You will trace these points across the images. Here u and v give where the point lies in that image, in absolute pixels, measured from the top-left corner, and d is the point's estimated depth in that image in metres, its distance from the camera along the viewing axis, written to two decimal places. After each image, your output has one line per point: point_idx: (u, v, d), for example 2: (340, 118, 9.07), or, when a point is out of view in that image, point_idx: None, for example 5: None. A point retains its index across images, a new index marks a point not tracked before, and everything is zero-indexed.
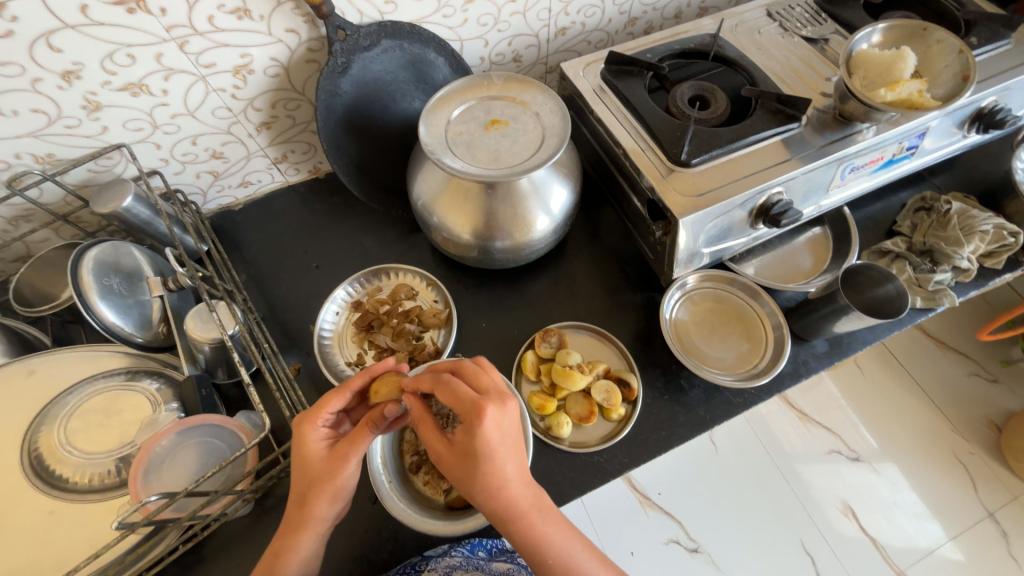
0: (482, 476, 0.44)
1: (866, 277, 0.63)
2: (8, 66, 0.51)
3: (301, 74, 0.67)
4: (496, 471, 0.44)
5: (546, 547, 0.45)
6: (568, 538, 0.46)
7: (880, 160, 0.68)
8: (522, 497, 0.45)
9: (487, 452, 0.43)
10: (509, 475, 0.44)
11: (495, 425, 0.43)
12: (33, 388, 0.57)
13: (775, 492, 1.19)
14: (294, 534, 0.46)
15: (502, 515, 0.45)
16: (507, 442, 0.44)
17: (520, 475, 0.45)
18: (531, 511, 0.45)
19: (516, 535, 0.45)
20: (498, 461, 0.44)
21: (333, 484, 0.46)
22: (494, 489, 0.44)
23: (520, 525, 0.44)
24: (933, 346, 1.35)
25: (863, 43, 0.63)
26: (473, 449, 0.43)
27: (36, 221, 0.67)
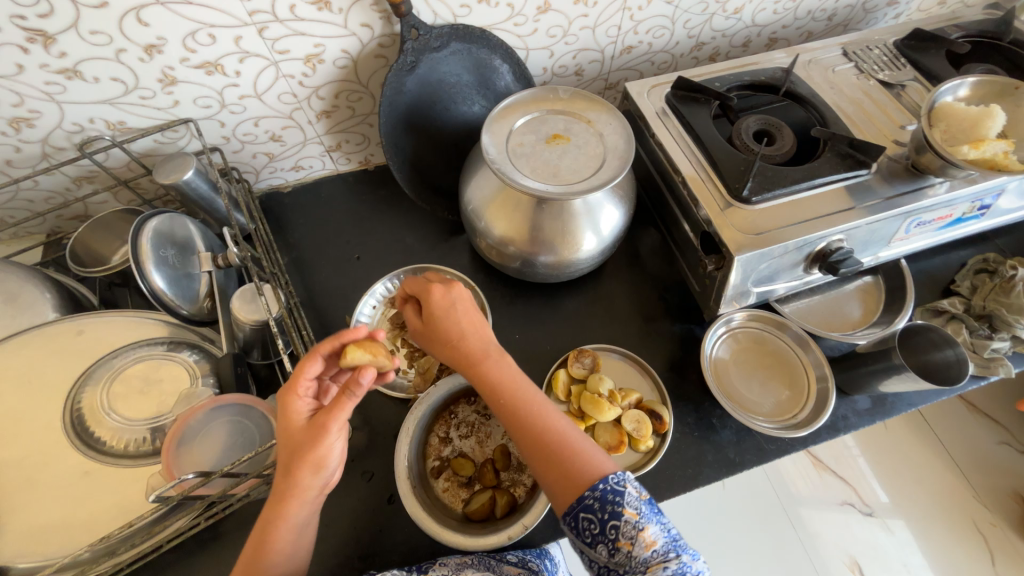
0: (442, 330, 0.52)
1: (925, 339, 0.62)
2: (97, 34, 0.53)
3: (368, 68, 0.68)
4: (453, 329, 0.52)
5: (501, 389, 0.50)
6: (526, 386, 0.50)
7: (948, 218, 0.66)
8: (478, 347, 0.52)
9: (443, 313, 0.52)
10: (463, 334, 0.52)
11: (444, 291, 0.53)
12: (81, 347, 0.59)
13: (780, 536, 1.15)
14: (282, 506, 0.44)
15: (465, 363, 0.51)
16: (459, 307, 0.53)
17: (475, 331, 0.52)
18: (490, 359, 0.51)
19: (477, 380, 0.51)
20: (453, 319, 0.52)
21: (316, 453, 0.43)
22: (453, 342, 0.52)
23: (480, 368, 0.51)
24: (963, 409, 1.30)
25: (949, 95, 0.61)
26: (431, 312, 0.53)
27: (98, 183, 0.69)
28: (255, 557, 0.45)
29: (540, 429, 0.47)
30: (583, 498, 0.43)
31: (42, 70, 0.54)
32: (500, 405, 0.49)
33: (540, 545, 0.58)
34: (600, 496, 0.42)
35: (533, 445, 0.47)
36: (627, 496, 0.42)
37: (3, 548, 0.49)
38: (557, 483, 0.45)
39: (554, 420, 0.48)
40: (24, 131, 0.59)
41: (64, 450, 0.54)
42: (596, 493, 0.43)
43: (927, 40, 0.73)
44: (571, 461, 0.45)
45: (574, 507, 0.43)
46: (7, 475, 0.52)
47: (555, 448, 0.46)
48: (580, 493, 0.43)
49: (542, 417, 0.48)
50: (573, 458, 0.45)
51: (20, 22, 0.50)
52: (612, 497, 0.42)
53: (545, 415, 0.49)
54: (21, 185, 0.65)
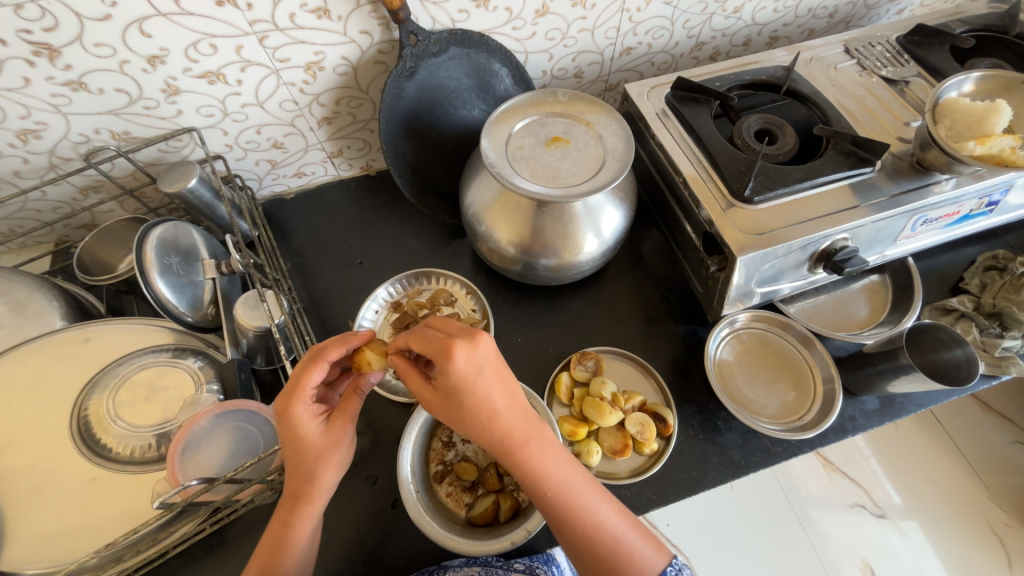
0: (469, 413, 0.42)
1: (934, 338, 0.61)
2: (101, 46, 0.54)
3: (368, 74, 0.68)
4: (482, 405, 0.42)
5: (544, 478, 0.44)
6: (568, 469, 0.45)
7: (956, 215, 0.65)
8: (514, 429, 0.43)
9: (469, 394, 0.42)
10: (497, 415, 0.43)
11: (467, 361, 0.42)
12: (87, 355, 0.60)
13: (790, 539, 1.13)
14: (308, 505, 0.45)
15: (497, 447, 0.44)
16: (487, 375, 0.43)
17: (508, 406, 0.44)
18: (528, 442, 0.44)
19: (514, 466, 0.44)
20: (481, 399, 0.42)
21: (341, 451, 0.46)
22: (482, 425, 0.43)
23: (518, 456, 0.44)
24: (976, 408, 1.27)
25: (954, 90, 0.60)
26: (453, 389, 0.42)
27: (104, 193, 0.70)
28: (275, 556, 0.45)
29: (592, 525, 0.44)
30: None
31: (48, 82, 0.55)
32: (545, 498, 0.44)
33: (546, 550, 0.57)
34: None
35: (585, 543, 0.43)
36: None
37: (11, 555, 0.50)
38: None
39: (600, 509, 0.45)
40: (32, 142, 0.60)
41: (71, 458, 0.54)
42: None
43: (930, 35, 0.72)
44: (626, 561, 0.43)
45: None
46: (16, 482, 0.53)
47: (608, 548, 0.43)
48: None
49: (591, 508, 0.44)
50: (628, 557, 0.44)
51: (26, 36, 0.50)
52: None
53: (590, 503, 0.45)
54: (29, 195, 0.66)
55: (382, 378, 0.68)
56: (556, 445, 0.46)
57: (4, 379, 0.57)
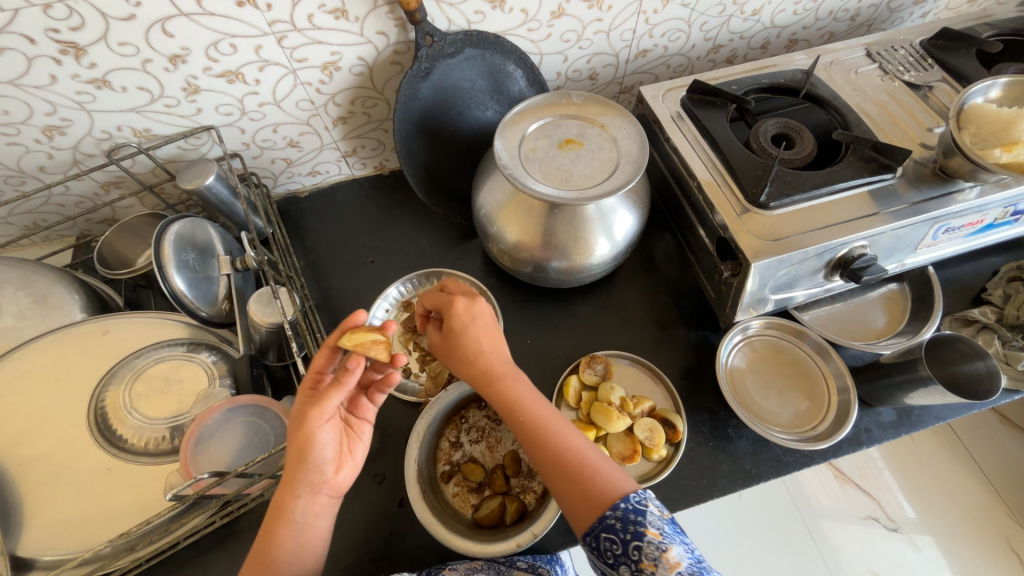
0: (462, 345, 0.52)
1: (954, 349, 0.59)
2: (125, 45, 0.55)
3: (384, 75, 0.69)
4: (472, 342, 0.51)
5: (518, 404, 0.49)
6: (541, 400, 0.50)
7: (980, 224, 0.63)
8: (494, 362, 0.51)
9: (461, 329, 0.52)
10: (481, 348, 0.51)
11: (466, 308, 0.53)
12: (106, 347, 0.61)
13: (800, 550, 1.11)
14: (284, 499, 0.45)
15: (480, 376, 0.51)
16: (479, 320, 0.53)
17: (493, 346, 0.52)
18: (506, 373, 0.51)
19: (492, 393, 0.50)
20: (472, 334, 0.52)
21: (298, 441, 0.44)
22: (470, 356, 0.51)
23: (497, 384, 0.50)
24: (995, 422, 1.24)
25: (980, 96, 0.59)
26: (450, 325, 0.52)
27: (125, 188, 0.71)
28: (261, 552, 0.44)
29: (559, 444, 0.46)
30: (605, 519, 0.41)
31: (73, 80, 0.56)
32: (518, 419, 0.48)
33: (552, 552, 0.57)
34: (622, 516, 0.41)
35: (552, 460, 0.46)
36: (648, 514, 0.41)
37: (29, 540, 0.51)
38: (580, 503, 0.43)
39: (572, 436, 0.47)
40: (57, 138, 0.62)
41: (89, 447, 0.55)
42: (617, 512, 0.41)
43: (956, 39, 0.70)
44: (594, 480, 0.44)
45: (596, 528, 0.42)
46: (35, 470, 0.54)
47: (575, 468, 0.45)
48: (602, 514, 0.42)
49: (560, 432, 0.47)
50: (594, 477, 0.44)
51: (54, 35, 0.52)
52: (633, 516, 0.41)
53: (563, 431, 0.48)
54: (53, 190, 0.68)
55: None
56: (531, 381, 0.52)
57: (26, 369, 0.59)
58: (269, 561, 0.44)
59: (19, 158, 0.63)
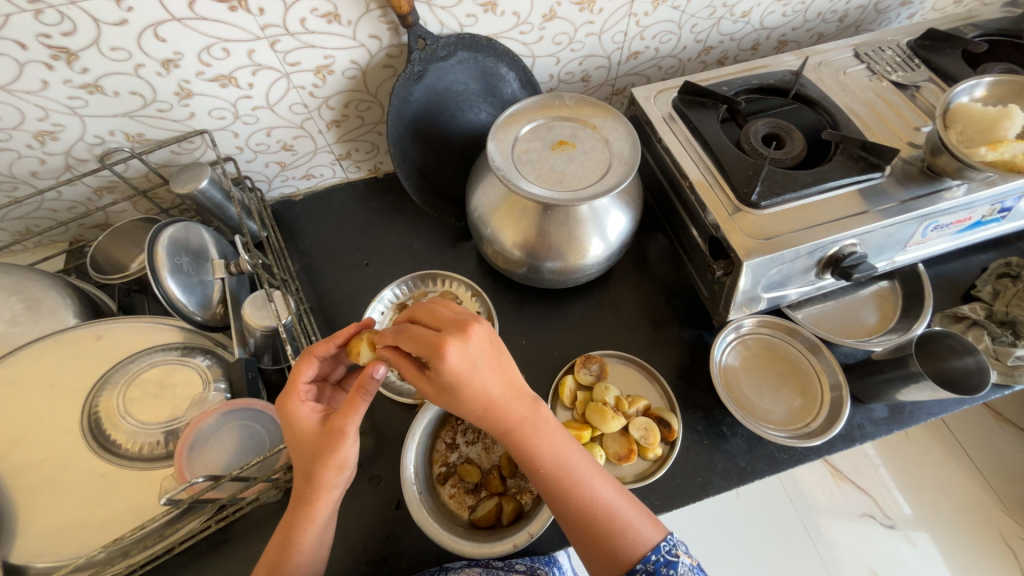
0: (469, 403, 0.44)
1: (944, 345, 0.60)
2: (117, 50, 0.55)
3: (376, 78, 0.69)
4: (479, 395, 0.44)
5: (539, 459, 0.46)
6: (564, 449, 0.47)
7: (967, 221, 0.64)
8: (509, 416, 0.46)
9: (466, 386, 0.43)
10: (491, 403, 0.45)
11: (462, 358, 0.42)
12: (99, 353, 0.61)
13: (797, 548, 1.12)
14: (315, 509, 0.45)
15: (496, 429, 0.47)
16: (481, 366, 0.44)
17: (505, 394, 0.46)
18: (522, 425, 0.46)
19: (511, 446, 0.47)
20: (477, 390, 0.44)
21: (335, 455, 0.44)
22: (481, 411, 0.45)
23: (515, 439, 0.46)
24: (989, 418, 1.24)
25: (965, 95, 0.60)
26: (449, 383, 0.43)
27: (118, 193, 0.71)
28: (280, 560, 0.45)
29: (585, 500, 0.45)
30: (634, 573, 0.43)
31: (65, 85, 0.56)
32: (539, 474, 0.46)
33: (549, 552, 0.57)
34: (654, 569, 0.43)
35: (577, 517, 0.45)
36: (680, 566, 0.43)
37: (21, 548, 0.51)
38: (603, 559, 0.44)
39: (595, 485, 0.46)
40: (49, 143, 0.62)
41: (82, 453, 0.55)
42: (648, 565, 0.43)
43: (942, 39, 0.71)
44: (619, 535, 0.44)
45: None
46: (27, 477, 0.53)
47: (602, 522, 0.44)
48: (629, 569, 0.43)
49: (586, 484, 0.46)
50: (622, 531, 0.44)
51: (45, 40, 0.52)
52: (665, 569, 0.43)
53: (586, 483, 0.46)
54: (45, 195, 0.68)
55: (386, 378, 0.68)
56: (553, 426, 0.48)
57: (18, 375, 0.58)
58: (290, 562, 0.45)
59: (11, 163, 0.62)
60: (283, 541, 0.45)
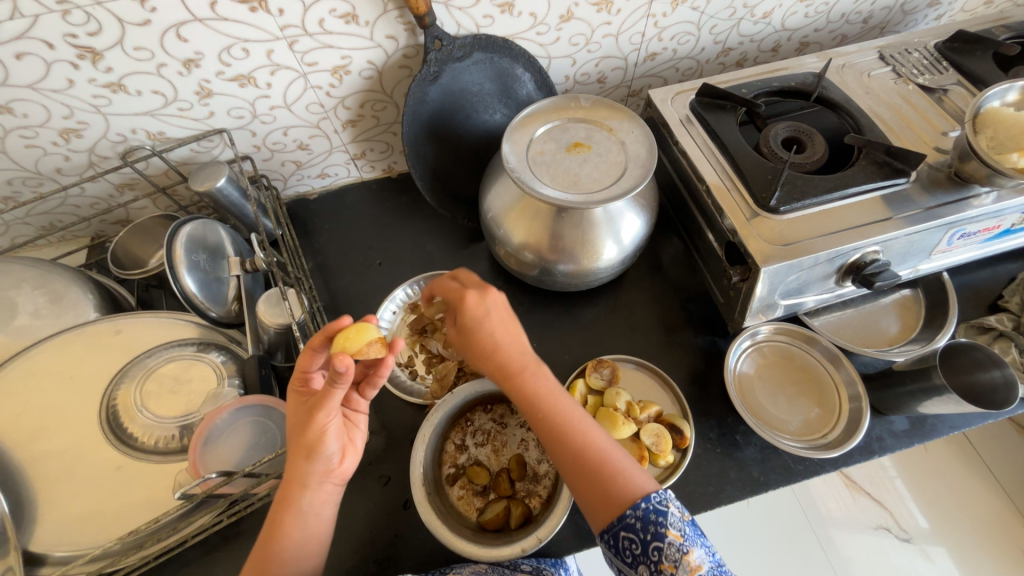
0: (479, 343, 0.49)
1: (968, 358, 0.58)
2: (140, 50, 0.56)
3: (392, 78, 0.69)
4: (488, 335, 0.49)
5: (538, 401, 0.48)
6: (561, 398, 0.48)
7: (996, 229, 0.62)
8: (513, 358, 0.49)
9: (477, 326, 0.49)
10: (499, 342, 0.49)
11: (478, 303, 0.49)
12: (117, 346, 0.62)
13: (809, 560, 1.10)
14: (293, 492, 0.45)
15: (499, 370, 0.49)
16: (495, 311, 0.50)
17: (512, 337, 0.50)
18: (527, 368, 0.49)
19: (513, 388, 0.49)
20: (488, 331, 0.49)
21: (307, 437, 0.46)
22: (490, 351, 0.49)
23: (517, 379, 0.48)
24: (1013, 432, 1.20)
25: (997, 99, 0.58)
26: (464, 322, 0.49)
27: (139, 190, 0.72)
28: (268, 544, 0.45)
29: (578, 445, 0.46)
30: (626, 517, 0.42)
31: (90, 84, 0.57)
32: (539, 418, 0.47)
33: (557, 555, 0.57)
34: (643, 516, 0.42)
35: (571, 460, 0.45)
36: (670, 516, 0.41)
37: (40, 536, 0.52)
38: (598, 502, 0.44)
39: (590, 433, 0.47)
40: (73, 141, 0.63)
41: (100, 445, 0.56)
42: (638, 511, 0.42)
43: (971, 42, 0.69)
44: (610, 480, 0.44)
45: (616, 527, 0.42)
46: (48, 466, 0.55)
47: (596, 466, 0.44)
48: (621, 513, 0.42)
49: (581, 431, 0.47)
50: (613, 476, 0.44)
51: (72, 40, 0.53)
52: (654, 516, 0.41)
53: (583, 429, 0.47)
54: (69, 191, 0.69)
55: (396, 377, 0.69)
56: (554, 379, 0.50)
57: (40, 367, 0.60)
58: (275, 552, 0.45)
59: (37, 160, 0.64)
60: (268, 530, 0.45)
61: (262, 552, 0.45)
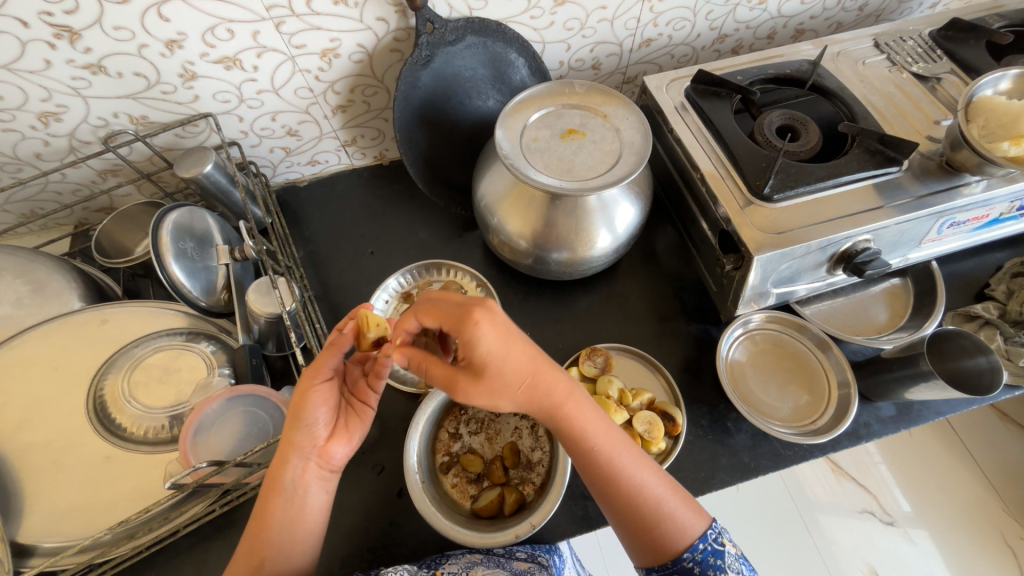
0: (508, 379, 0.44)
1: (956, 345, 0.59)
2: (120, 30, 0.54)
3: (383, 62, 0.67)
4: (513, 366, 0.44)
5: (586, 434, 0.46)
6: (609, 429, 0.47)
7: (985, 218, 0.63)
8: (552, 393, 0.46)
9: (500, 361, 0.43)
10: (533, 374, 0.45)
11: (491, 330, 0.43)
12: (103, 336, 0.61)
13: (795, 542, 1.12)
14: (278, 464, 0.45)
15: (541, 405, 0.46)
16: (510, 335, 0.44)
17: (546, 368, 0.46)
18: (571, 397, 0.46)
19: (560, 424, 0.47)
20: (513, 364, 0.44)
21: (294, 402, 0.46)
22: (528, 381, 0.45)
23: (563, 411, 0.46)
24: (994, 417, 1.24)
25: (989, 88, 0.58)
26: (482, 358, 0.43)
27: (122, 176, 0.70)
28: (257, 531, 0.45)
29: (635, 486, 0.45)
30: (681, 561, 0.44)
31: (68, 65, 0.55)
32: (586, 452, 0.46)
33: (551, 542, 0.57)
34: (701, 559, 0.44)
35: (627, 503, 0.45)
36: (726, 555, 0.44)
37: (29, 527, 0.51)
38: (648, 543, 0.45)
39: (636, 472, 0.46)
40: (52, 125, 0.61)
41: (89, 435, 0.55)
42: (696, 555, 0.44)
43: (966, 30, 0.69)
44: (666, 523, 0.44)
45: (671, 568, 0.44)
46: (35, 457, 0.54)
47: (648, 509, 0.45)
48: (677, 557, 0.44)
49: (628, 470, 0.46)
50: (669, 518, 0.45)
51: (48, 18, 0.51)
52: (712, 559, 0.44)
53: (628, 467, 0.46)
54: (50, 177, 0.67)
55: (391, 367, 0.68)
56: (596, 407, 0.48)
57: (25, 357, 0.58)
58: (263, 536, 0.45)
59: (15, 144, 0.62)
60: (258, 514, 0.45)
61: (253, 538, 0.45)
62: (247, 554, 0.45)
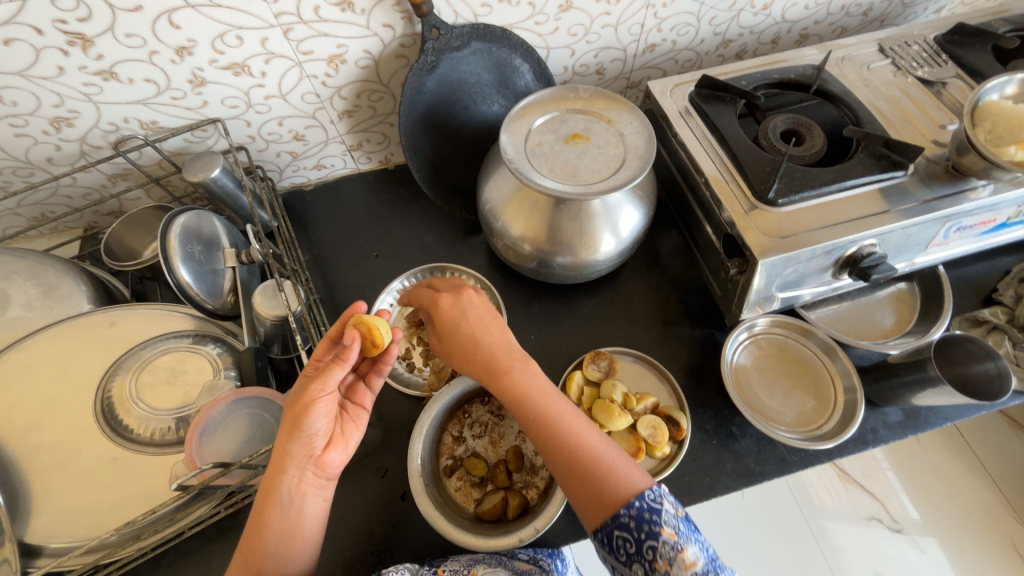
0: (466, 338, 0.52)
1: (964, 350, 0.59)
2: (131, 37, 0.55)
3: (389, 68, 0.68)
4: (470, 329, 0.52)
5: (529, 398, 0.48)
6: (558, 399, 0.49)
7: (992, 223, 0.62)
8: (497, 356, 0.50)
9: (459, 319, 0.53)
10: (487, 339, 0.51)
11: (470, 302, 0.54)
12: (111, 338, 0.61)
13: (801, 549, 1.11)
14: (274, 474, 0.45)
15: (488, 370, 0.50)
16: (474, 310, 0.53)
17: (496, 339, 0.52)
18: (519, 365, 0.50)
19: (502, 392, 0.49)
20: (472, 326, 0.52)
21: (297, 407, 0.46)
22: (476, 343, 0.51)
23: (505, 377, 0.49)
24: (1003, 424, 1.22)
25: (995, 92, 0.58)
26: (446, 316, 0.53)
27: (132, 180, 0.71)
28: (258, 533, 0.45)
29: (573, 443, 0.46)
30: (620, 516, 0.41)
31: (80, 71, 0.56)
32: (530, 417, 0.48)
33: (553, 546, 0.56)
34: (636, 514, 0.41)
35: (570, 460, 0.45)
36: (664, 513, 0.40)
37: (36, 528, 0.52)
38: (591, 500, 0.43)
39: (580, 434, 0.46)
40: (64, 130, 0.62)
41: (96, 437, 0.56)
42: (631, 510, 0.41)
43: (971, 35, 0.69)
44: (606, 480, 0.43)
45: (609, 525, 0.42)
46: (43, 457, 0.54)
47: (588, 466, 0.44)
48: (615, 512, 0.41)
49: (572, 430, 0.47)
50: (608, 475, 0.43)
51: (61, 26, 0.52)
52: (648, 514, 0.40)
53: (568, 429, 0.47)
54: (61, 181, 0.68)
55: (395, 371, 0.69)
56: (548, 382, 0.50)
57: (35, 359, 0.59)
58: (265, 538, 0.44)
59: (28, 149, 0.63)
60: (259, 516, 0.45)
61: (249, 546, 0.44)
62: (245, 552, 0.44)
